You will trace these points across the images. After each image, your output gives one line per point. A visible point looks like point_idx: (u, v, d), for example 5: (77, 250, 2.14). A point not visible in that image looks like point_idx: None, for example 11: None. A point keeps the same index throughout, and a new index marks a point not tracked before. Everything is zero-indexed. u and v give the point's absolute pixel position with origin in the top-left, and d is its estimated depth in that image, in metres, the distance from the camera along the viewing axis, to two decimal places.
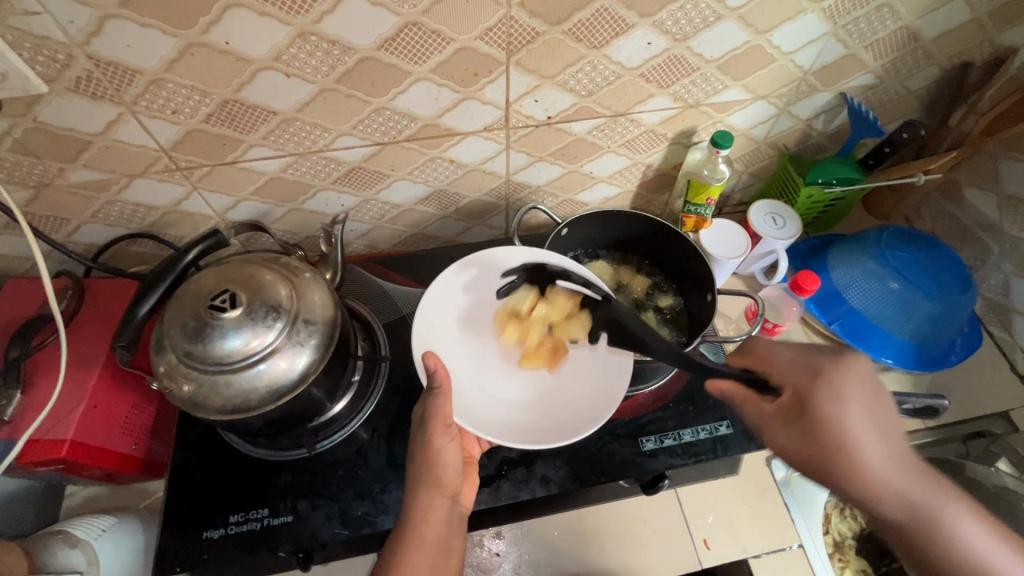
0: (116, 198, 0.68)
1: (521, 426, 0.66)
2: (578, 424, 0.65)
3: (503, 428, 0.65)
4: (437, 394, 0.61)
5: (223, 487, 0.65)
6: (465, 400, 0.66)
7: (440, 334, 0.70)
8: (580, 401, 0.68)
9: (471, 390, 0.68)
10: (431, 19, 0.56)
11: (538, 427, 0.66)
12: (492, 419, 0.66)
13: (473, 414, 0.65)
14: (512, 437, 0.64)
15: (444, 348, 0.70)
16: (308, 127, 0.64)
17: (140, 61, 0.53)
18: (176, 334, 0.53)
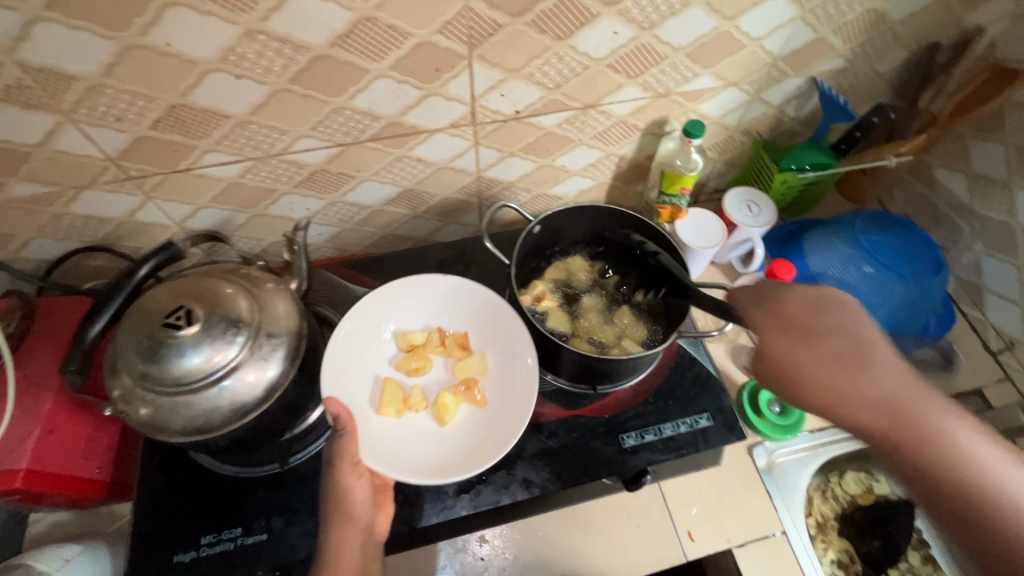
0: (64, 212, 0.64)
1: (433, 458, 0.65)
2: (488, 450, 0.63)
3: (412, 464, 0.63)
4: (340, 436, 0.58)
5: (193, 508, 0.63)
6: (376, 436, 0.65)
7: (357, 369, 0.68)
8: (489, 429, 0.66)
9: (384, 426, 0.66)
10: (386, 13, 0.53)
11: (449, 459, 0.64)
12: (403, 456, 0.64)
13: (385, 452, 0.63)
14: (416, 471, 0.62)
15: (362, 384, 0.68)
16: (264, 130, 0.61)
17: (75, 66, 0.50)
18: (130, 355, 0.51)
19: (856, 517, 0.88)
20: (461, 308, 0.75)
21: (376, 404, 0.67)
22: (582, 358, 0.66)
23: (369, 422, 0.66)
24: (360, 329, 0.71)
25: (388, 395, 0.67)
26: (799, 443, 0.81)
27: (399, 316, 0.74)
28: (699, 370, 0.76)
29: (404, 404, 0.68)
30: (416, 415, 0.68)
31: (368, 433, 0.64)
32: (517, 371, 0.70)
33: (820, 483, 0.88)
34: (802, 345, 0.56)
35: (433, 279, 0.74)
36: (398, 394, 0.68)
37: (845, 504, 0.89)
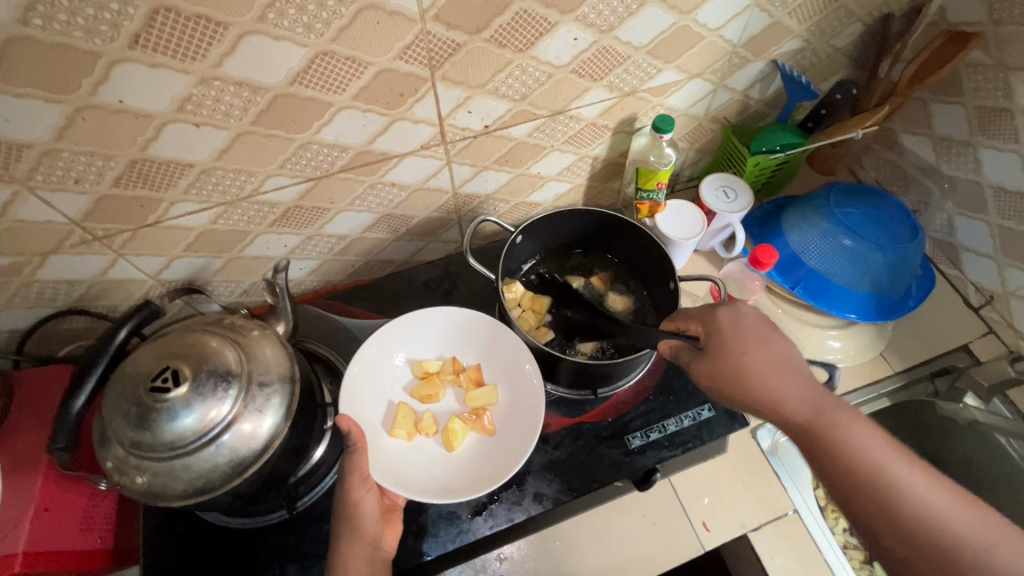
0: (32, 280, 0.62)
1: (437, 480, 0.64)
2: (490, 474, 0.64)
3: (416, 485, 0.62)
4: (352, 451, 0.56)
5: (204, 567, 0.61)
6: (385, 457, 0.64)
7: (369, 393, 0.68)
8: (495, 459, 0.65)
9: (395, 449, 0.66)
10: (343, 45, 0.52)
11: (452, 482, 0.64)
12: (407, 476, 0.63)
13: (391, 470, 0.63)
14: (421, 490, 0.62)
15: (374, 407, 0.68)
16: (231, 173, 0.60)
17: (25, 134, 0.48)
18: (119, 425, 0.49)
19: None
20: (472, 336, 0.74)
21: (387, 425, 0.67)
22: (579, 365, 0.66)
23: (378, 443, 0.65)
24: (376, 352, 0.71)
25: (400, 417, 0.66)
26: None
27: (416, 342, 0.74)
28: None
29: (416, 427, 0.67)
30: (425, 439, 0.68)
31: (376, 452, 0.64)
32: (526, 403, 0.68)
33: None
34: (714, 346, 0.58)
35: (447, 309, 0.74)
36: (410, 417, 0.67)
37: None
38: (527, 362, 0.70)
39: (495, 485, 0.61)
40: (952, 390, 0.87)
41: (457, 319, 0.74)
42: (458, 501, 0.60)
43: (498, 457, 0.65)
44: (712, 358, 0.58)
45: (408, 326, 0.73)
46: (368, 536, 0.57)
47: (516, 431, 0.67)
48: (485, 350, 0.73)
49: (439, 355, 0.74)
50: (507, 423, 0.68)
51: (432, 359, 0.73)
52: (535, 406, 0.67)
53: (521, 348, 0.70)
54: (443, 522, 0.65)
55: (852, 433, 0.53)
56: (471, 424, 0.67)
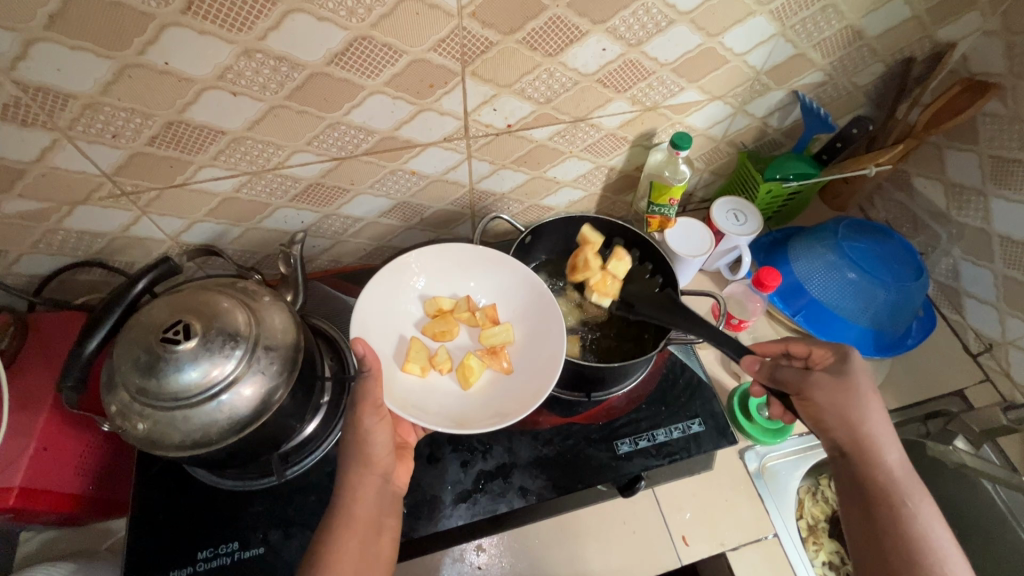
0: (57, 228, 0.64)
1: (453, 410, 0.67)
2: (509, 406, 0.67)
3: (437, 415, 0.65)
4: (364, 377, 0.58)
5: (189, 524, 0.62)
6: (400, 389, 0.66)
7: (382, 325, 0.71)
8: (515, 393, 0.68)
9: (410, 382, 0.68)
10: (382, 32, 0.54)
11: (470, 413, 0.67)
12: (426, 407, 0.66)
13: (406, 399, 0.65)
14: (440, 420, 0.65)
15: (387, 340, 0.70)
16: (260, 145, 0.62)
17: (72, 85, 0.50)
18: (127, 371, 0.51)
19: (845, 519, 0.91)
20: (487, 277, 0.77)
21: (400, 360, 0.70)
22: (575, 364, 0.68)
23: (393, 373, 0.68)
24: (389, 286, 0.73)
25: (414, 351, 0.69)
26: (789, 446, 0.83)
27: (430, 280, 0.76)
28: (691, 376, 0.77)
29: (430, 362, 0.70)
30: (439, 374, 0.70)
31: (391, 380, 0.67)
32: (546, 340, 0.71)
33: (810, 486, 0.91)
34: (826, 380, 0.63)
35: (466, 246, 0.75)
36: (424, 352, 0.70)
37: (835, 506, 0.91)
38: (547, 306, 0.72)
39: (517, 415, 0.64)
40: (943, 432, 0.86)
41: (472, 262, 0.76)
42: (479, 429, 0.63)
43: (518, 390, 0.68)
44: (820, 381, 0.63)
45: (420, 265, 0.75)
46: (379, 468, 0.59)
47: (532, 367, 0.70)
48: (502, 290, 0.76)
49: (451, 294, 0.77)
50: (524, 363, 0.71)
51: (445, 298, 0.75)
52: (556, 339, 0.70)
53: (541, 289, 0.73)
54: (426, 506, 0.66)
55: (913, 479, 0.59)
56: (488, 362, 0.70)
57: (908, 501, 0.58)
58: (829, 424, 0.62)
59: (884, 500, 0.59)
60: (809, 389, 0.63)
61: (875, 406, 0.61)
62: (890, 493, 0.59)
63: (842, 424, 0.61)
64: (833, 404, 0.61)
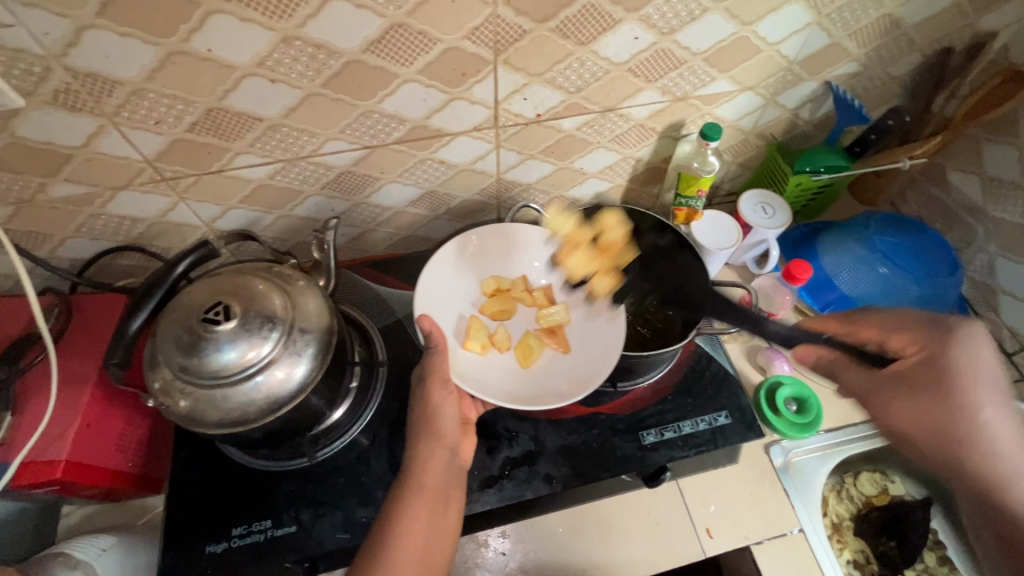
0: (100, 212, 0.66)
1: (513, 386, 0.70)
2: (566, 384, 0.70)
3: (499, 389, 0.69)
4: (432, 352, 0.64)
5: (223, 502, 0.64)
6: (464, 364, 0.70)
7: (444, 303, 0.74)
8: (577, 367, 0.71)
9: (472, 359, 0.72)
10: (417, 19, 0.55)
11: (533, 387, 0.70)
12: (490, 381, 0.70)
13: (469, 373, 0.69)
14: (502, 395, 0.68)
15: (449, 317, 0.74)
16: (295, 133, 0.63)
17: (120, 71, 0.52)
18: (169, 349, 0.52)
19: (872, 516, 0.88)
20: (547, 258, 0.80)
21: (461, 337, 0.73)
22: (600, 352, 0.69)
23: (456, 350, 0.71)
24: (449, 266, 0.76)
25: (475, 329, 0.73)
26: (815, 442, 0.82)
27: (486, 262, 0.79)
28: (717, 369, 0.77)
29: (490, 341, 0.74)
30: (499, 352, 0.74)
31: (455, 356, 0.70)
32: (601, 319, 0.74)
33: (835, 484, 0.90)
34: (896, 396, 0.56)
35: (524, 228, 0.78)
36: (485, 330, 0.74)
37: (860, 505, 0.90)
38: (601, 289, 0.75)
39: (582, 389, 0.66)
40: None
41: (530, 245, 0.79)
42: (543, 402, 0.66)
43: (580, 364, 0.71)
44: (900, 400, 0.56)
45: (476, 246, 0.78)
46: (447, 441, 0.63)
47: (588, 354, 0.71)
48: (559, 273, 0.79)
49: (508, 275, 0.80)
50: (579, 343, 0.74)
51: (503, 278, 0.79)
52: (613, 333, 0.71)
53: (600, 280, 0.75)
54: None
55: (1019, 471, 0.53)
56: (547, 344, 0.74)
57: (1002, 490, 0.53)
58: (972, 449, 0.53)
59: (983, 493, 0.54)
60: (873, 398, 0.58)
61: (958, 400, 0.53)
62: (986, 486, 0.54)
63: (926, 431, 0.54)
64: (886, 412, 0.56)
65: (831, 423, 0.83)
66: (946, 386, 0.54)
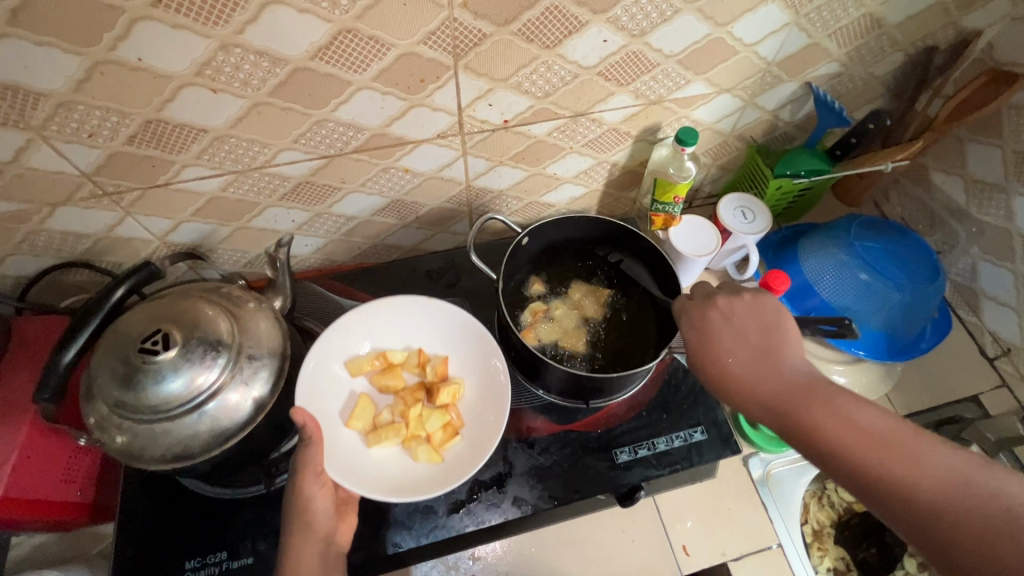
0: (40, 229, 0.62)
1: (390, 479, 0.62)
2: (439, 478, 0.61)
3: (372, 482, 0.60)
4: (306, 443, 0.56)
5: (177, 534, 0.61)
6: (342, 452, 0.62)
7: (333, 380, 0.66)
8: (461, 454, 0.64)
9: (353, 443, 0.64)
10: (367, 24, 0.51)
11: (410, 477, 0.62)
12: (361, 470, 0.61)
13: (344, 460, 0.61)
14: (378, 488, 0.60)
15: (332, 396, 0.65)
16: (244, 143, 0.60)
17: (43, 83, 0.48)
18: (105, 382, 0.49)
19: (852, 524, 0.87)
20: (442, 327, 0.72)
21: (346, 416, 0.65)
22: (570, 374, 0.64)
23: (335, 434, 0.63)
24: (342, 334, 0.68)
25: (360, 409, 0.64)
26: (796, 453, 0.80)
27: (380, 329, 0.71)
28: (694, 382, 0.75)
29: (374, 422, 0.65)
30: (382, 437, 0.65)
31: (331, 443, 0.62)
32: (494, 390, 0.67)
33: (816, 490, 0.88)
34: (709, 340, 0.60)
35: (419, 300, 0.71)
36: (371, 410, 0.65)
37: (841, 511, 0.89)
38: (495, 354, 0.68)
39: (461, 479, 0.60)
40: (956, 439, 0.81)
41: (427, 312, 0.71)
42: (418, 496, 0.59)
43: (464, 449, 0.64)
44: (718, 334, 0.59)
45: (384, 310, 0.71)
46: (319, 531, 0.57)
47: (477, 439, 0.64)
48: (457, 344, 0.71)
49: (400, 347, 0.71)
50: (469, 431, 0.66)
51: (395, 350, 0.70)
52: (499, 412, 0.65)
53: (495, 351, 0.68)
54: (419, 515, 0.64)
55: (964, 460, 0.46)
56: (432, 438, 0.64)
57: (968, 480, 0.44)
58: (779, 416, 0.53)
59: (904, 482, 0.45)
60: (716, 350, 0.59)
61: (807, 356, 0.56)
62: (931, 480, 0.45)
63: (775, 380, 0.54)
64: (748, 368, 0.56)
65: None
66: (774, 338, 0.58)
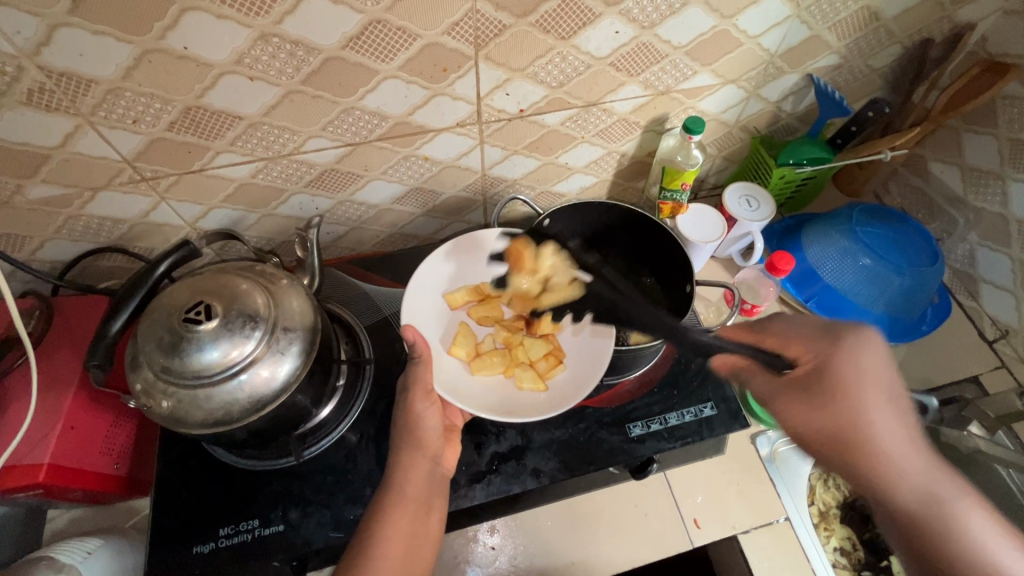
0: (79, 213, 0.65)
1: (493, 402, 0.69)
2: (539, 403, 0.68)
3: (477, 402, 0.68)
4: (415, 362, 0.64)
5: (210, 503, 0.64)
6: (449, 374, 0.70)
7: (434, 314, 0.75)
8: (563, 381, 0.71)
9: (455, 366, 0.71)
10: (395, 15, 0.55)
11: (517, 399, 0.69)
12: (469, 392, 0.69)
13: (450, 381, 0.69)
14: (484, 407, 0.67)
15: (437, 327, 0.74)
16: (276, 130, 0.63)
17: (95, 70, 0.51)
18: (151, 350, 0.52)
19: (858, 505, 0.90)
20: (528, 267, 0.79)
21: (448, 345, 0.73)
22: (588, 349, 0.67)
23: (440, 359, 0.71)
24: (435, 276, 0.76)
25: (462, 337, 0.72)
26: None
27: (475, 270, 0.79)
28: (703, 361, 0.78)
29: (476, 350, 0.73)
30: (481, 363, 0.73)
31: (438, 366, 0.70)
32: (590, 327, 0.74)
33: (820, 473, 0.90)
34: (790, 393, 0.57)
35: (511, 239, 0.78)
36: (473, 339, 0.73)
37: (847, 492, 0.91)
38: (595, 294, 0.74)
39: (569, 402, 0.67)
40: (956, 418, 0.86)
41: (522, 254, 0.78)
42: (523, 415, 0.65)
43: (566, 378, 0.71)
44: (796, 392, 0.57)
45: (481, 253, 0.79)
46: (430, 451, 0.63)
47: (578, 371, 0.71)
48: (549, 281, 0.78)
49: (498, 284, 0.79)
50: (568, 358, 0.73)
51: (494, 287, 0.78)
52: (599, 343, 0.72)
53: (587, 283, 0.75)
54: None
55: (928, 500, 0.51)
56: (535, 365, 0.71)
57: (943, 529, 0.51)
58: (818, 444, 0.55)
59: (902, 522, 0.52)
60: (789, 398, 0.57)
61: (873, 423, 0.54)
62: (905, 518, 0.52)
63: (800, 434, 0.56)
64: (810, 417, 0.55)
65: None
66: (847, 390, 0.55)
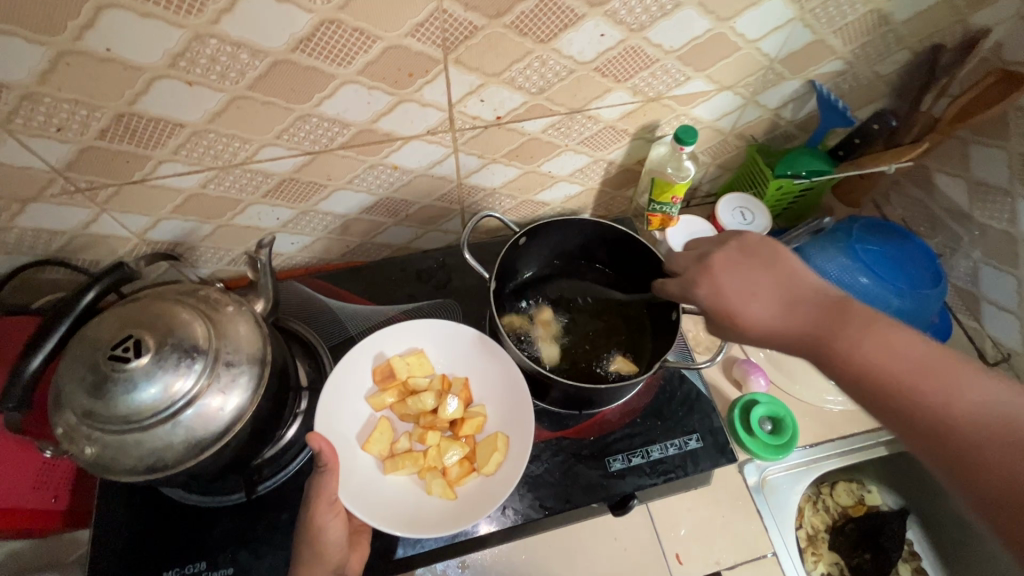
0: (9, 226, 0.59)
1: (404, 511, 0.59)
2: (445, 517, 0.59)
3: (386, 513, 0.58)
4: (321, 473, 0.54)
5: (155, 543, 0.59)
6: (359, 478, 0.60)
7: (353, 402, 0.65)
8: (478, 488, 0.61)
9: (368, 466, 0.62)
10: (350, 15, 0.49)
11: (423, 508, 0.60)
12: (378, 499, 0.59)
13: (360, 487, 0.59)
14: (390, 519, 0.58)
15: (354, 417, 0.64)
16: (223, 138, 0.57)
17: (4, 73, 0.45)
18: (74, 391, 0.47)
19: (847, 529, 0.86)
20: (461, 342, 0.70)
21: (363, 439, 0.63)
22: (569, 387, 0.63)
23: (349, 459, 0.61)
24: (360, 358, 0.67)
25: (378, 434, 0.62)
26: (796, 458, 0.79)
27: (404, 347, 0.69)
28: (689, 389, 0.73)
29: (392, 448, 0.63)
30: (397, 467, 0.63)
31: (348, 470, 0.60)
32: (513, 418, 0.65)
33: (811, 495, 0.86)
34: None
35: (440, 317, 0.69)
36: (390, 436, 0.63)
37: (837, 516, 0.87)
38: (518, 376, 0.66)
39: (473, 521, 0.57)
40: None
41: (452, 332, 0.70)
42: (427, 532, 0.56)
43: (480, 486, 0.61)
44: None
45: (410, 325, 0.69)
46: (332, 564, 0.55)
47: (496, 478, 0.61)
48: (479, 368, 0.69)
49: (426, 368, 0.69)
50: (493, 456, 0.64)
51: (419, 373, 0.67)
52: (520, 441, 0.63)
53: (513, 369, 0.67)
54: None
55: None
56: (447, 471, 0.62)
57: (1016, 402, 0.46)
58: None
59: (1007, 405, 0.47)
60: None
61: None
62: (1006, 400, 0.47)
63: None
64: None
65: (809, 439, 0.80)
66: None
